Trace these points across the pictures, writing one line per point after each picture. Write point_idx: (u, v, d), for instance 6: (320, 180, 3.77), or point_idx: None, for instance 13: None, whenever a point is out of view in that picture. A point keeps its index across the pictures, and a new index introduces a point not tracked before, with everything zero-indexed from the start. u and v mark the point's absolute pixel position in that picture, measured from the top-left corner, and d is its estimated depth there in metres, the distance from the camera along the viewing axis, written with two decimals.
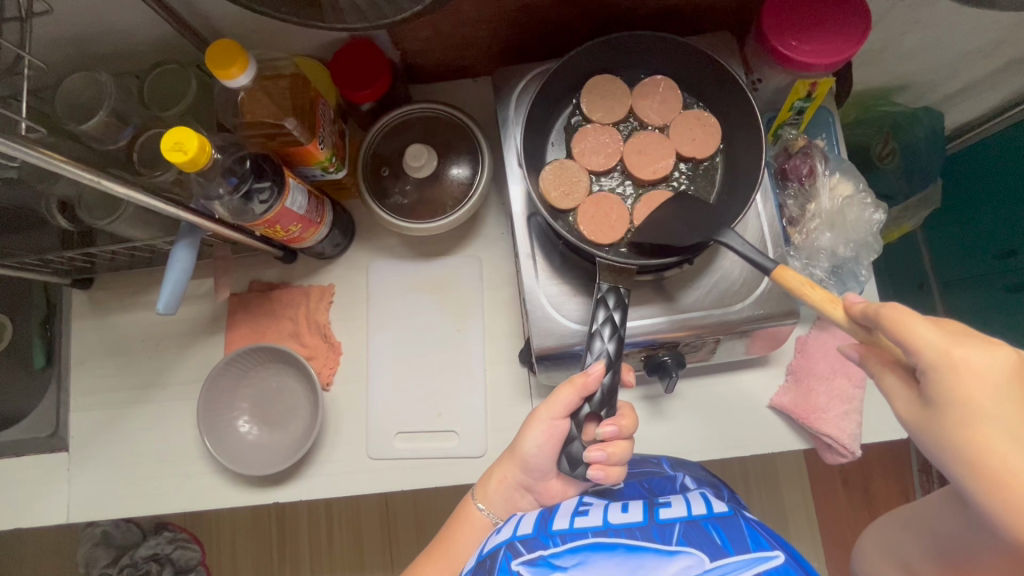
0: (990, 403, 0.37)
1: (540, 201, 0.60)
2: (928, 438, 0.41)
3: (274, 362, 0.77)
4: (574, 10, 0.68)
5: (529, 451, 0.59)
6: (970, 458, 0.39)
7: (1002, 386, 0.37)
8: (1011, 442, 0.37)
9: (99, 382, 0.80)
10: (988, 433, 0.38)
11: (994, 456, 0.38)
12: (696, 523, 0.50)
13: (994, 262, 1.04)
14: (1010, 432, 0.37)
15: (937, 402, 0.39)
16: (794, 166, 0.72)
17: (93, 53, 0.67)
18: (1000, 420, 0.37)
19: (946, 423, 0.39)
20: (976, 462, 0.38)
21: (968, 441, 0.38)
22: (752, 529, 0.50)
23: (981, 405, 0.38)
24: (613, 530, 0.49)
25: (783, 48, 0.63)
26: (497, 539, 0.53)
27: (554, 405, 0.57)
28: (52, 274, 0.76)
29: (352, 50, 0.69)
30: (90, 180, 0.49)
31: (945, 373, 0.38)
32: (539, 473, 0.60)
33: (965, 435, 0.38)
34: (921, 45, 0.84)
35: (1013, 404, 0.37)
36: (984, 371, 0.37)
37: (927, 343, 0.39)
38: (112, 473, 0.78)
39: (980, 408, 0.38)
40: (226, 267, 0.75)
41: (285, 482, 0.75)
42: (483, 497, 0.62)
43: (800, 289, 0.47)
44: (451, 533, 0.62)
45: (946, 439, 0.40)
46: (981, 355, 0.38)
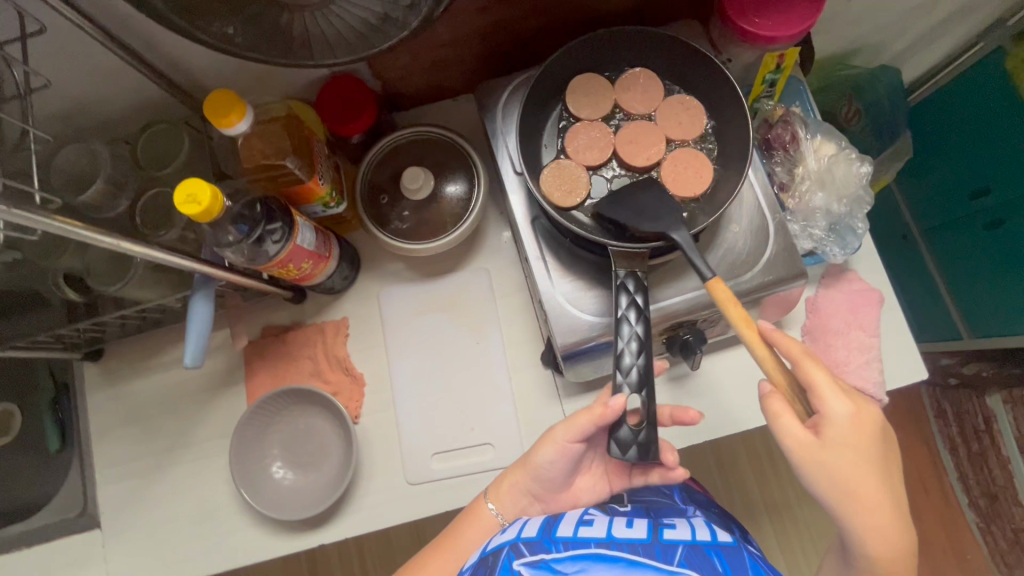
0: (867, 447, 0.50)
1: (543, 199, 0.62)
2: (814, 469, 0.51)
3: (300, 403, 0.77)
4: (544, 17, 0.71)
5: (543, 461, 0.61)
6: (842, 487, 0.51)
7: (873, 432, 0.51)
8: (870, 471, 0.51)
9: (123, 452, 0.79)
10: (862, 463, 0.51)
11: (860, 482, 0.50)
12: (698, 548, 0.51)
13: (970, 203, 1.08)
14: (875, 469, 0.51)
15: (833, 441, 0.50)
16: (777, 135, 0.74)
17: (82, 123, 0.68)
18: (871, 456, 0.51)
19: (836, 457, 0.50)
20: (852, 490, 0.50)
21: (849, 473, 0.50)
22: (753, 561, 0.53)
23: (862, 446, 0.50)
24: (616, 543, 0.50)
25: (747, 25, 0.66)
26: (499, 540, 0.54)
27: (571, 429, 0.59)
28: (63, 350, 0.75)
29: (338, 85, 0.71)
30: (110, 244, 0.48)
31: (842, 410, 0.50)
32: (550, 485, 0.63)
33: (846, 463, 0.50)
34: (868, 7, 0.89)
35: (877, 450, 0.51)
36: (866, 417, 0.51)
37: (830, 391, 0.51)
38: (149, 543, 0.76)
39: (862, 448, 0.50)
40: (239, 315, 0.81)
41: (328, 522, 0.74)
42: (495, 497, 0.64)
43: (726, 301, 0.53)
44: (457, 526, 0.64)
45: (829, 470, 0.51)
46: (866, 408, 0.51)
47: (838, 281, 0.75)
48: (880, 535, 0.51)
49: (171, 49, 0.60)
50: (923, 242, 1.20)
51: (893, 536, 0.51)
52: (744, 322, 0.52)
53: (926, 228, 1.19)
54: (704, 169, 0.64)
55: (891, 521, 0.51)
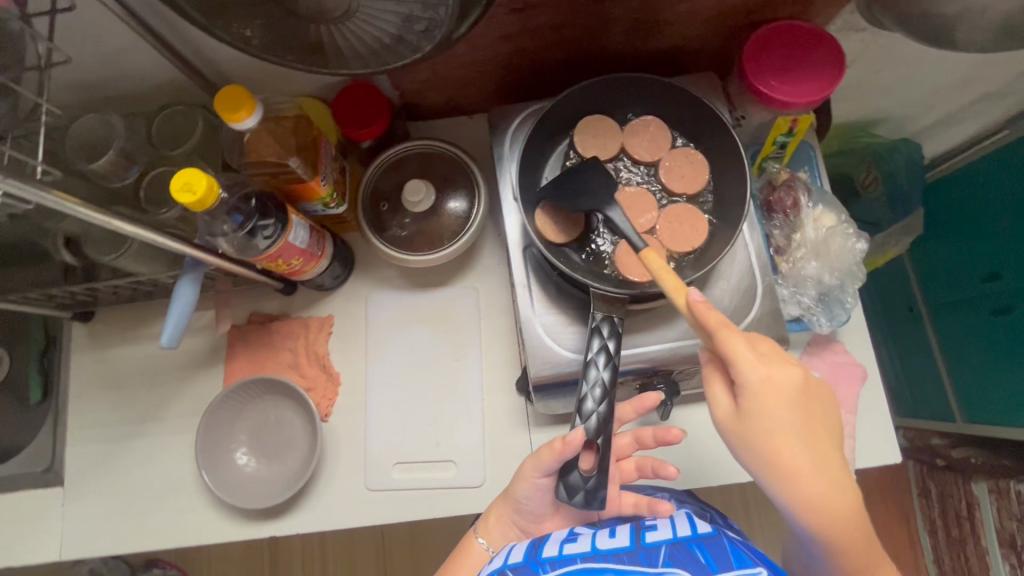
0: (782, 412, 0.47)
1: (535, 233, 0.63)
2: (739, 440, 0.49)
3: (273, 394, 0.78)
4: (565, 51, 0.72)
5: (521, 496, 0.60)
6: (766, 456, 0.47)
7: (794, 397, 0.47)
8: (791, 436, 0.47)
9: (97, 416, 0.81)
10: (781, 430, 0.47)
11: (782, 453, 0.47)
12: (680, 545, 0.51)
13: (979, 284, 1.05)
14: (795, 435, 0.47)
15: (750, 409, 0.48)
16: (779, 199, 0.75)
17: (105, 95, 0.70)
18: (788, 422, 0.47)
19: (754, 427, 0.48)
20: (774, 461, 0.47)
21: (768, 442, 0.47)
22: (734, 547, 0.51)
23: (776, 412, 0.47)
24: (600, 555, 0.50)
25: (764, 87, 0.67)
26: (488, 570, 0.54)
27: (537, 464, 0.58)
28: (54, 308, 0.78)
29: (356, 91, 0.72)
30: (101, 221, 0.50)
31: (753, 378, 0.47)
32: (533, 516, 0.62)
33: (763, 434, 0.47)
34: (892, 81, 0.89)
35: (796, 412, 0.47)
36: (783, 385, 0.47)
37: (744, 358, 0.47)
38: (107, 509, 0.77)
39: (778, 415, 0.47)
40: (227, 299, 0.80)
41: (282, 515, 0.75)
42: (485, 531, 0.63)
43: (659, 272, 0.52)
44: (452, 565, 0.63)
45: (751, 441, 0.48)
46: (783, 373, 0.47)
47: (824, 350, 0.74)
48: (818, 502, 0.47)
49: (196, 38, 0.62)
50: (928, 318, 1.17)
51: (828, 499, 0.47)
52: (677, 290, 0.51)
53: (933, 305, 1.16)
54: (699, 225, 0.65)
55: (823, 482, 0.47)
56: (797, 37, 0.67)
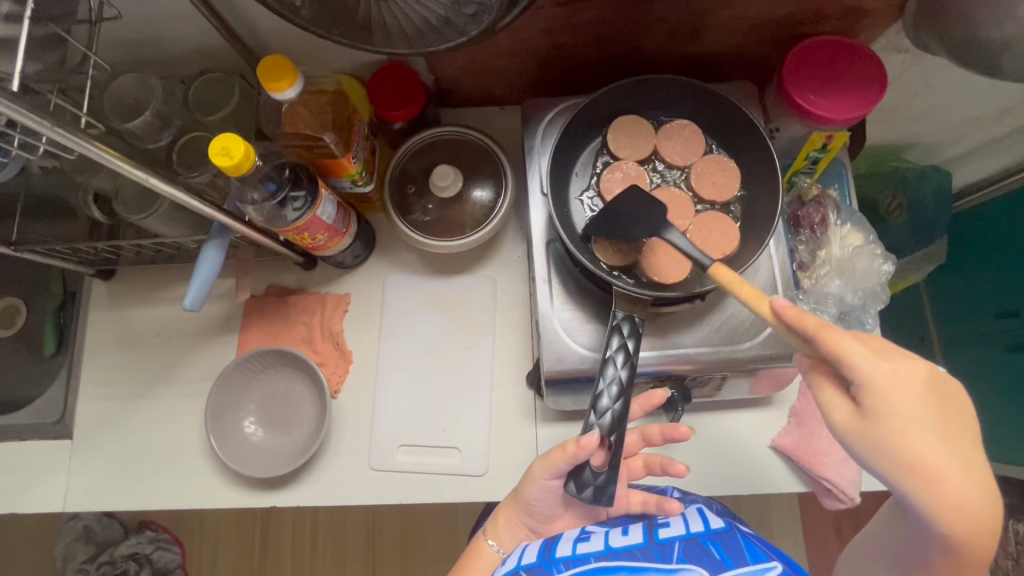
0: (915, 411, 0.40)
1: (562, 227, 0.63)
2: (864, 449, 0.42)
3: (285, 366, 0.78)
4: (604, 49, 0.72)
5: (530, 497, 0.60)
6: (903, 465, 0.40)
7: (925, 394, 0.41)
8: (931, 438, 0.40)
9: (110, 373, 0.81)
10: (918, 431, 0.40)
11: (921, 457, 0.40)
12: (694, 540, 0.53)
13: (993, 321, 1.05)
14: (934, 435, 0.40)
15: (877, 411, 0.41)
16: (807, 214, 0.74)
17: (146, 56, 0.70)
18: (925, 422, 0.40)
19: (885, 432, 0.41)
20: (914, 466, 0.40)
21: (903, 449, 0.40)
22: (748, 542, 0.53)
23: (909, 410, 0.40)
24: (614, 553, 0.52)
25: (802, 100, 0.66)
26: (503, 572, 0.55)
27: (547, 466, 0.58)
28: (78, 264, 0.79)
29: (393, 71, 0.72)
30: (139, 177, 0.50)
31: (876, 376, 0.41)
32: (542, 516, 0.62)
33: (896, 439, 0.40)
34: (929, 107, 0.88)
35: (931, 411, 0.41)
36: (911, 380, 0.41)
37: (861, 354, 0.42)
38: (113, 465, 0.78)
39: (912, 415, 0.40)
40: (247, 268, 0.81)
41: (285, 487, 0.75)
42: (494, 534, 0.62)
43: (733, 286, 0.50)
44: (462, 566, 0.62)
45: (883, 450, 0.41)
46: (908, 367, 0.41)
47: None
48: (969, 509, 0.39)
49: (242, 5, 0.63)
50: (939, 349, 1.16)
51: (981, 512, 0.40)
52: (759, 296, 0.49)
53: (947, 336, 1.15)
54: (730, 231, 0.65)
55: (975, 488, 0.39)
56: (840, 53, 0.67)
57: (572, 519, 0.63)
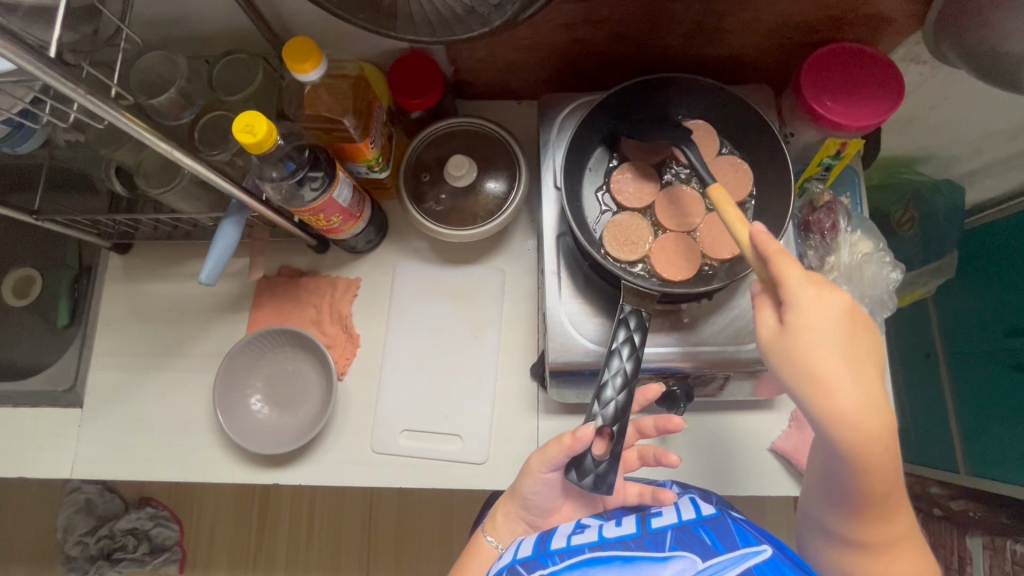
0: (828, 331, 0.46)
1: (574, 221, 0.63)
2: (779, 359, 0.47)
3: (292, 345, 0.80)
4: (624, 47, 0.73)
5: (527, 492, 0.61)
6: (808, 373, 0.46)
7: (841, 320, 0.46)
8: (836, 355, 0.46)
9: (122, 345, 0.83)
10: (828, 349, 0.46)
11: (825, 370, 0.45)
12: (686, 527, 0.53)
13: (1001, 339, 1.04)
14: (839, 353, 0.46)
15: (795, 326, 0.47)
16: (818, 219, 0.74)
17: (173, 35, 0.72)
18: (834, 343, 0.46)
19: (799, 343, 0.46)
20: (816, 376, 0.45)
21: (811, 360, 0.46)
22: (738, 526, 0.53)
23: (822, 328, 0.46)
24: (609, 544, 0.52)
25: (819, 106, 0.67)
26: (499, 566, 0.55)
27: (546, 459, 0.59)
28: (96, 236, 0.80)
29: (414, 61, 0.73)
30: (164, 150, 0.51)
31: (800, 298, 0.47)
32: (540, 510, 0.62)
33: (809, 352, 0.46)
34: (946, 120, 0.88)
35: (844, 334, 0.46)
36: (831, 307, 0.46)
37: (794, 277, 0.47)
38: (120, 436, 0.79)
39: (828, 333, 0.46)
40: (261, 248, 0.81)
41: (287, 465, 0.76)
42: (493, 530, 0.63)
43: (720, 203, 0.53)
44: (462, 566, 0.63)
45: (797, 358, 0.46)
46: (833, 295, 0.47)
47: None
48: (856, 422, 0.45)
49: None
50: (944, 364, 1.16)
51: (868, 425, 0.45)
52: (737, 220, 0.52)
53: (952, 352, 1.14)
54: (740, 230, 0.65)
55: (866, 405, 0.45)
56: (858, 61, 0.67)
57: (569, 511, 0.64)
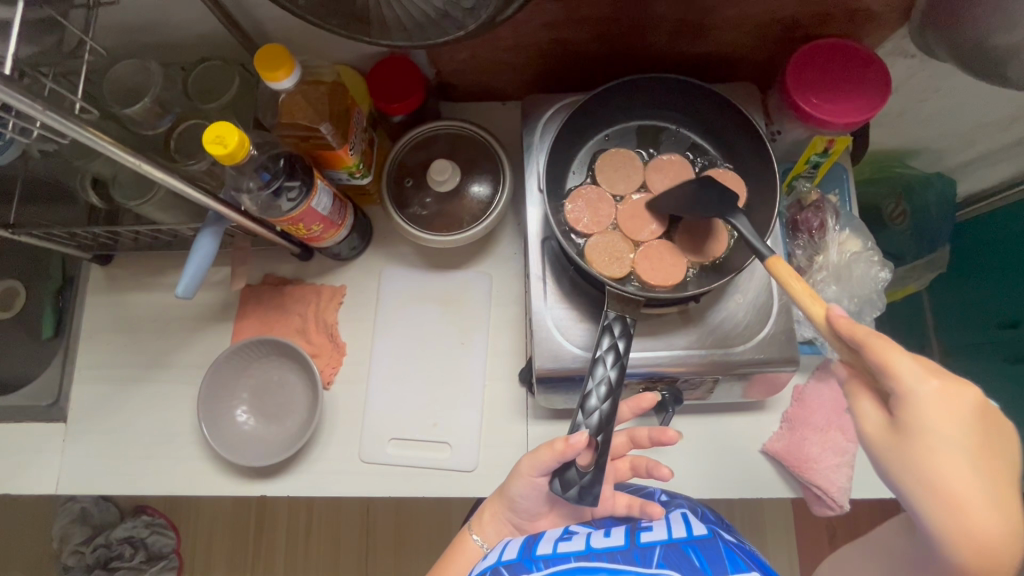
0: (955, 436, 0.39)
1: (557, 226, 0.62)
2: (891, 460, 0.41)
3: (278, 356, 0.78)
4: (607, 46, 0.72)
5: (515, 494, 0.60)
6: (929, 487, 0.39)
7: (972, 425, 0.39)
8: (966, 468, 0.39)
9: (105, 358, 0.82)
10: (953, 459, 0.39)
11: (948, 480, 0.39)
12: (675, 546, 0.53)
13: (992, 331, 1.05)
14: (969, 464, 0.39)
15: (911, 427, 0.40)
16: (805, 219, 0.73)
17: (147, 42, 0.70)
18: (962, 451, 0.39)
19: (917, 451, 0.40)
20: (937, 486, 0.39)
21: (932, 469, 0.39)
22: (729, 550, 0.52)
23: (946, 432, 0.39)
24: (595, 554, 0.52)
25: (804, 103, 0.66)
26: (482, 565, 0.55)
27: (535, 463, 0.58)
28: (75, 248, 0.79)
29: (392, 63, 0.72)
30: (132, 163, 0.50)
31: (916, 395, 0.40)
32: (526, 515, 0.62)
33: (930, 459, 0.39)
34: (936, 113, 0.87)
35: (975, 443, 0.39)
36: (960, 409, 0.39)
37: (909, 370, 0.40)
38: (106, 450, 0.79)
39: (952, 438, 0.39)
40: (243, 257, 0.79)
41: (274, 477, 0.76)
42: (479, 528, 0.63)
43: (787, 280, 0.49)
44: (444, 563, 0.62)
45: (914, 467, 0.40)
46: (962, 395, 0.39)
47: (830, 377, 0.73)
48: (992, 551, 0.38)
49: None
50: (939, 358, 1.15)
51: (1003, 550, 0.38)
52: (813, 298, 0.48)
53: (947, 345, 1.14)
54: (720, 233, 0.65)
55: (1006, 535, 0.38)
56: (843, 56, 0.66)
57: (556, 518, 0.63)
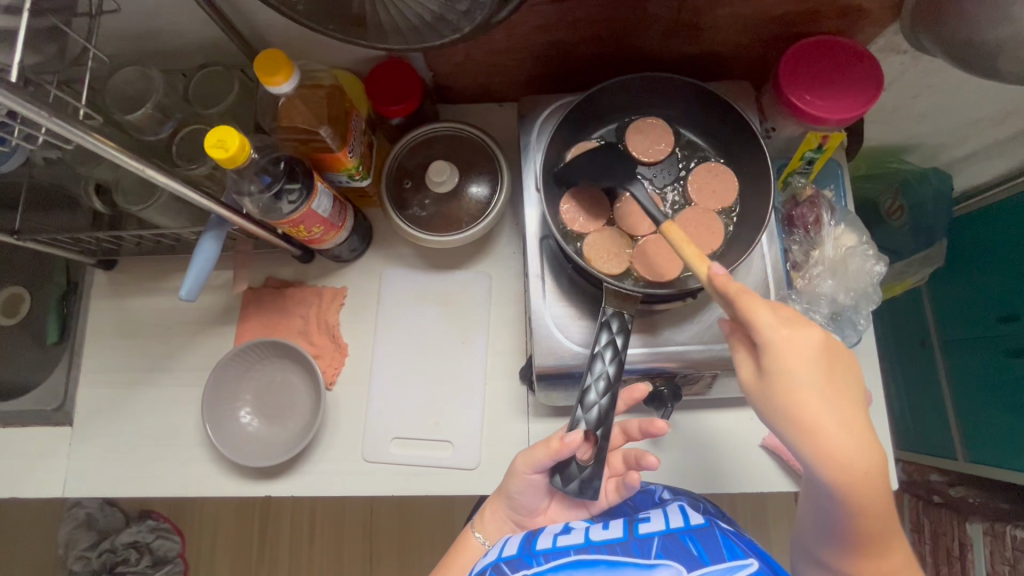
0: (806, 370, 0.45)
1: (554, 224, 0.63)
2: (763, 401, 0.46)
3: (281, 357, 0.79)
4: (602, 46, 0.72)
5: (514, 491, 0.61)
6: (788, 418, 0.45)
7: (818, 359, 0.45)
8: (819, 398, 0.45)
9: (110, 362, 0.83)
10: (808, 391, 0.45)
11: (807, 410, 0.44)
12: (673, 536, 0.53)
13: (994, 325, 1.04)
14: (819, 392, 0.45)
15: (773, 368, 0.46)
16: (801, 214, 0.74)
17: (148, 50, 0.72)
18: (812, 383, 0.45)
19: (776, 386, 0.46)
20: (798, 417, 0.44)
21: (790, 401, 0.45)
22: (727, 539, 0.53)
23: (799, 367, 0.45)
24: (594, 547, 0.52)
25: (797, 100, 0.66)
26: (484, 562, 0.56)
27: (530, 460, 0.59)
28: (79, 253, 0.80)
29: (390, 67, 0.73)
30: (135, 168, 0.51)
31: (773, 338, 0.46)
32: (527, 511, 0.62)
33: (789, 394, 0.45)
34: (930, 108, 0.88)
35: (824, 372, 0.45)
36: (807, 347, 0.45)
37: (766, 319, 0.46)
38: (111, 453, 0.79)
39: (802, 372, 0.45)
40: (244, 260, 0.83)
41: (279, 477, 0.76)
42: (481, 526, 0.64)
43: (678, 245, 0.53)
44: (447, 560, 0.63)
45: (776, 404, 0.45)
46: (806, 334, 0.46)
47: None
48: (848, 464, 0.43)
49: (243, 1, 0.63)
50: (938, 353, 1.16)
51: (856, 462, 0.43)
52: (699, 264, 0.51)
53: (946, 339, 1.14)
54: (717, 224, 0.66)
55: (855, 447, 0.43)
56: (834, 53, 0.67)
57: (555, 513, 0.64)
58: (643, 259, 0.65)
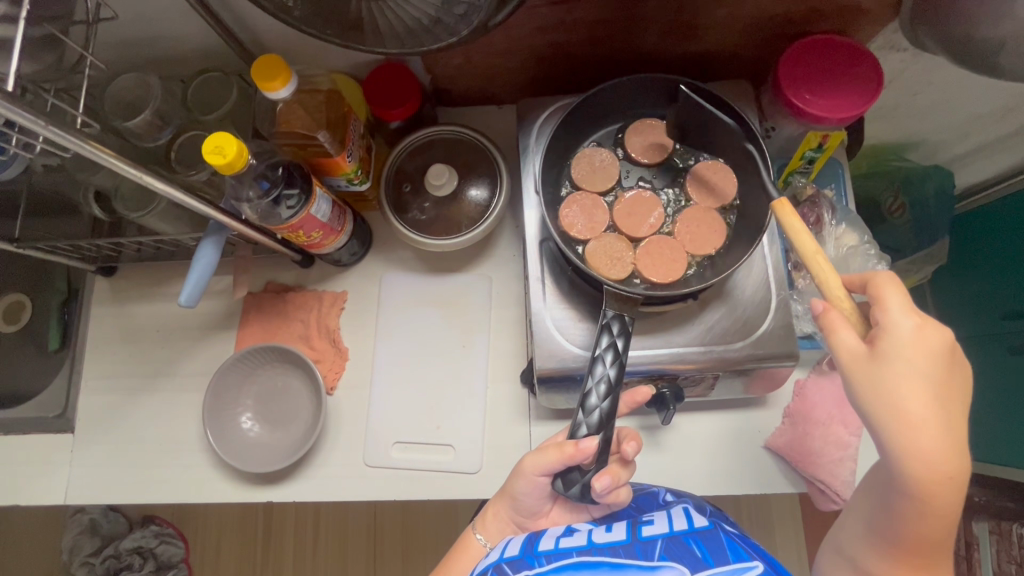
0: (926, 365, 0.43)
1: (554, 227, 0.63)
2: (862, 384, 0.44)
3: (282, 362, 0.79)
4: (600, 47, 0.72)
5: (518, 492, 0.60)
6: (892, 406, 0.43)
7: (941, 356, 0.44)
8: (930, 394, 0.43)
9: (111, 368, 0.83)
10: (919, 383, 0.43)
11: (918, 404, 0.43)
12: (677, 538, 0.53)
13: (997, 323, 1.03)
14: (933, 388, 0.43)
15: (887, 353, 0.44)
16: (802, 215, 0.74)
17: (146, 56, 0.72)
18: (928, 377, 0.43)
19: (891, 371, 0.43)
20: (903, 406, 0.43)
21: (899, 391, 0.43)
22: (731, 541, 0.53)
23: (918, 360, 0.43)
24: (596, 549, 0.52)
25: (797, 100, 0.66)
26: (485, 563, 0.55)
27: (539, 462, 0.58)
28: (79, 260, 0.80)
29: (388, 71, 0.73)
30: (133, 175, 0.50)
31: (895, 324, 0.44)
32: (529, 513, 0.62)
33: (901, 382, 0.43)
34: (931, 106, 0.88)
35: (939, 371, 0.44)
36: (930, 341, 0.44)
37: (897, 305, 0.45)
38: (113, 459, 0.79)
39: (920, 365, 0.43)
40: (245, 266, 0.81)
41: (281, 482, 0.76)
42: (483, 528, 0.63)
43: (796, 230, 0.48)
44: (448, 561, 0.63)
45: (879, 387, 0.44)
46: (932, 330, 0.44)
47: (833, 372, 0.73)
48: (927, 458, 0.43)
49: (240, 6, 0.63)
50: None
51: (943, 463, 0.43)
52: (816, 253, 0.47)
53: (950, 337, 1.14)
54: (718, 224, 0.66)
55: (947, 449, 0.43)
56: (833, 51, 0.67)
57: (557, 516, 0.64)
58: (647, 262, 0.64)
